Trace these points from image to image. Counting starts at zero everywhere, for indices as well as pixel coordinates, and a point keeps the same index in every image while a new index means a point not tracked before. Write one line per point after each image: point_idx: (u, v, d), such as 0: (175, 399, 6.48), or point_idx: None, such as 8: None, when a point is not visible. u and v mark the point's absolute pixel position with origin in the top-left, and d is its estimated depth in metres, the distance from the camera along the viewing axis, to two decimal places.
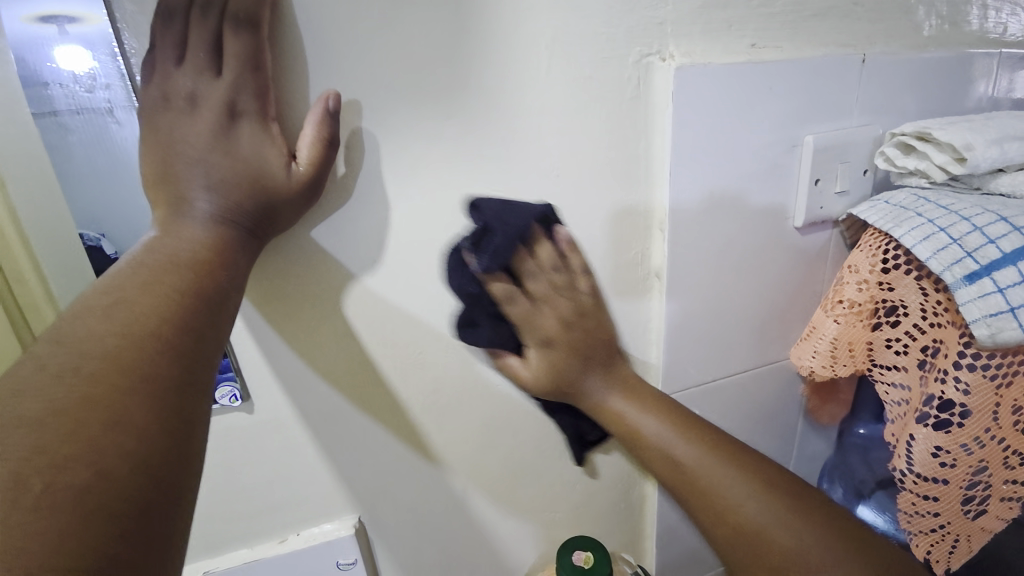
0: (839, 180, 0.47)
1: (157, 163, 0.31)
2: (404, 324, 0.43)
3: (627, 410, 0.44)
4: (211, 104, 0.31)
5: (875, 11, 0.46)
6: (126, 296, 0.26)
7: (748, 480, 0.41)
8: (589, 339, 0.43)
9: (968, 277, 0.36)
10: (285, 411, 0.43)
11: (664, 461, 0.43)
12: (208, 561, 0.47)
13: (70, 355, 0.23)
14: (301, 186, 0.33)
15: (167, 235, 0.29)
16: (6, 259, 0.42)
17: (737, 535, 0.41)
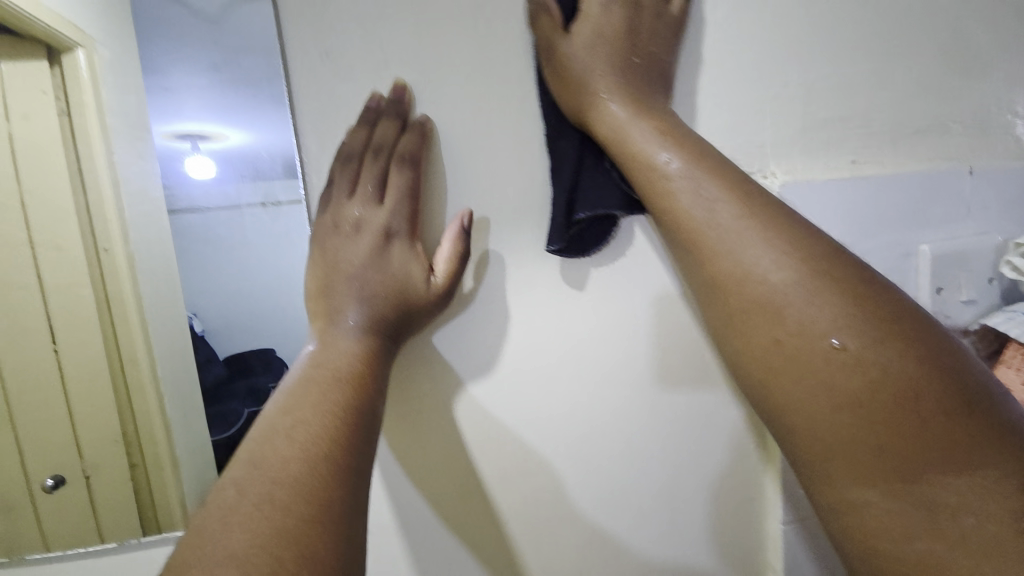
0: (963, 288, 0.45)
1: (320, 279, 0.38)
2: (512, 422, 0.44)
3: (668, 155, 0.35)
4: (371, 229, 0.37)
5: (974, 126, 0.47)
6: (303, 415, 0.30)
7: (815, 259, 0.33)
8: (629, 48, 0.37)
9: None
10: (393, 505, 0.44)
11: (698, 213, 0.35)
12: None
13: (261, 480, 0.27)
14: (438, 297, 0.38)
15: (327, 349, 0.35)
16: (124, 339, 0.48)
17: (735, 317, 0.35)
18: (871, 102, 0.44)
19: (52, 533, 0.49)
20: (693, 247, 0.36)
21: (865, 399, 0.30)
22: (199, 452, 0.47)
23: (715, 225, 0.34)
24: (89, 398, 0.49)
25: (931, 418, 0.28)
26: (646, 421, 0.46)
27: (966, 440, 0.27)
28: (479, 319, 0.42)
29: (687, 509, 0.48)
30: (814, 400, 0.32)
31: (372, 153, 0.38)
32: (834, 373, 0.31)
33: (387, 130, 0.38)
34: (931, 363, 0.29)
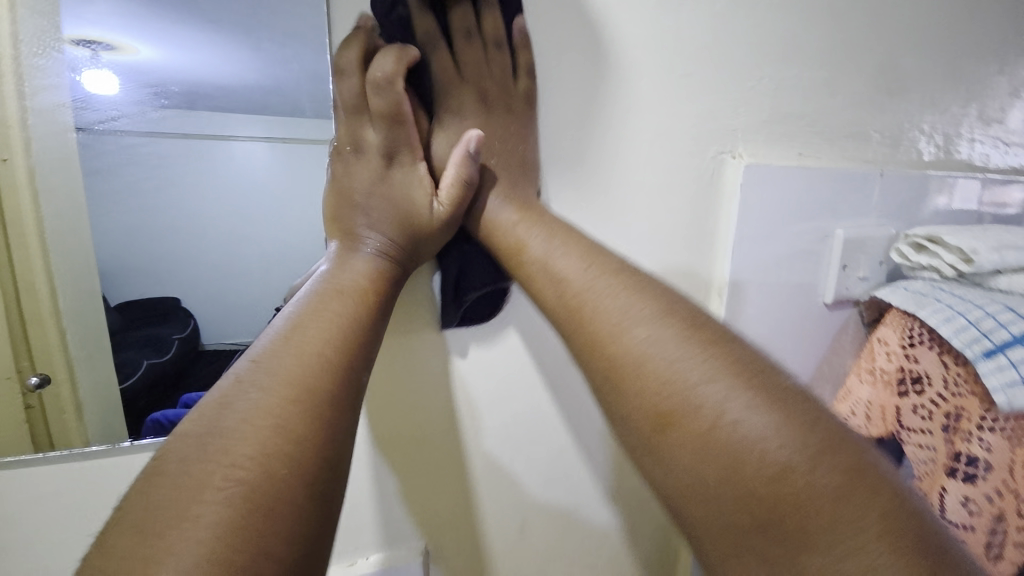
0: (861, 267, 0.57)
1: (333, 205, 0.41)
2: (500, 355, 0.49)
3: (524, 232, 0.40)
4: (374, 151, 0.41)
5: (888, 138, 0.58)
6: (303, 321, 0.32)
7: (653, 313, 0.33)
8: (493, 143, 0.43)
9: (986, 353, 0.42)
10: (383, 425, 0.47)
11: (554, 283, 0.37)
12: None
13: (259, 372, 0.29)
14: (442, 218, 0.41)
15: (342, 265, 0.37)
16: (17, 266, 0.43)
17: (613, 372, 0.32)
18: (819, 105, 0.53)
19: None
20: (559, 322, 0.37)
21: (706, 471, 0.27)
22: (109, 403, 0.44)
23: (575, 294, 0.36)
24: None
25: (790, 467, 0.25)
26: None
27: (815, 492, 0.25)
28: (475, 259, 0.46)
29: None
30: (684, 479, 0.28)
31: (347, 80, 0.39)
32: (683, 441, 0.28)
33: (352, 58, 0.38)
34: (786, 409, 0.27)
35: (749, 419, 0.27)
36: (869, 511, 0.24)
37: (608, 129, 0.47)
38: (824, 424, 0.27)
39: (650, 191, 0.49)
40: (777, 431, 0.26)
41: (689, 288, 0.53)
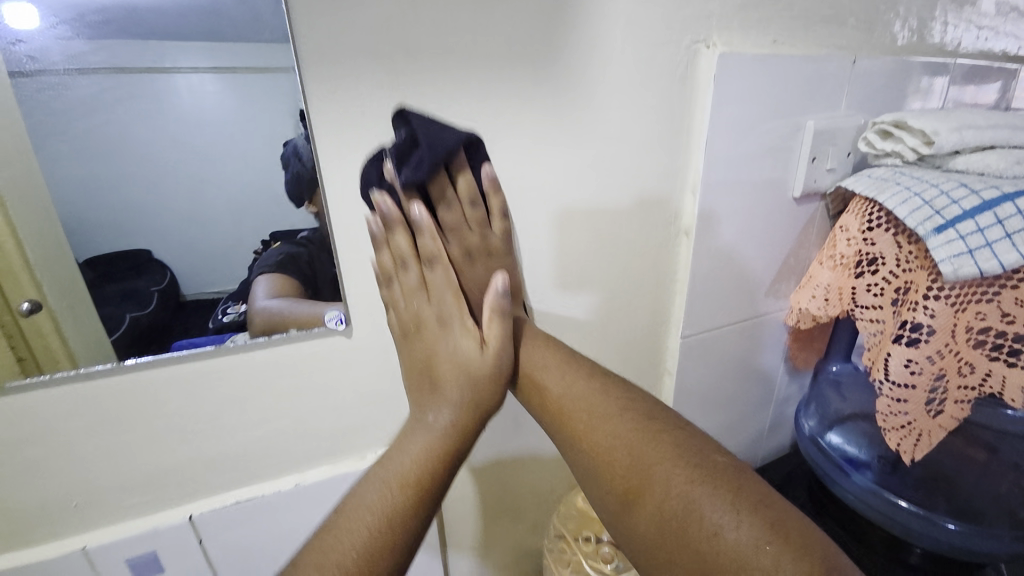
0: (829, 158, 0.58)
1: (409, 364, 0.44)
2: None
3: (525, 352, 0.47)
4: (414, 292, 0.43)
5: (864, 23, 0.56)
6: (388, 476, 0.39)
7: (619, 410, 0.42)
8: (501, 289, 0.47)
9: (936, 229, 0.43)
10: (379, 337, 0.47)
11: (539, 393, 0.46)
12: (317, 470, 0.50)
13: (348, 532, 0.36)
14: (492, 362, 0.43)
15: (422, 423, 0.41)
16: None
17: (592, 458, 0.42)
18: None
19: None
20: (550, 426, 0.46)
21: (664, 537, 0.36)
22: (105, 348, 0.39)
23: (558, 400, 0.45)
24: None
25: (720, 531, 0.34)
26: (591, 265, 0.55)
27: (742, 548, 0.33)
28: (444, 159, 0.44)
29: (618, 337, 0.60)
30: (647, 542, 0.37)
31: (406, 270, 0.42)
32: (647, 512, 0.37)
33: (404, 246, 0.42)
34: (720, 482, 0.36)
35: (690, 495, 0.36)
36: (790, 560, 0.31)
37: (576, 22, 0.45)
38: (747, 491, 0.35)
39: (624, 88, 0.48)
40: (712, 503, 0.35)
41: (665, 190, 0.54)
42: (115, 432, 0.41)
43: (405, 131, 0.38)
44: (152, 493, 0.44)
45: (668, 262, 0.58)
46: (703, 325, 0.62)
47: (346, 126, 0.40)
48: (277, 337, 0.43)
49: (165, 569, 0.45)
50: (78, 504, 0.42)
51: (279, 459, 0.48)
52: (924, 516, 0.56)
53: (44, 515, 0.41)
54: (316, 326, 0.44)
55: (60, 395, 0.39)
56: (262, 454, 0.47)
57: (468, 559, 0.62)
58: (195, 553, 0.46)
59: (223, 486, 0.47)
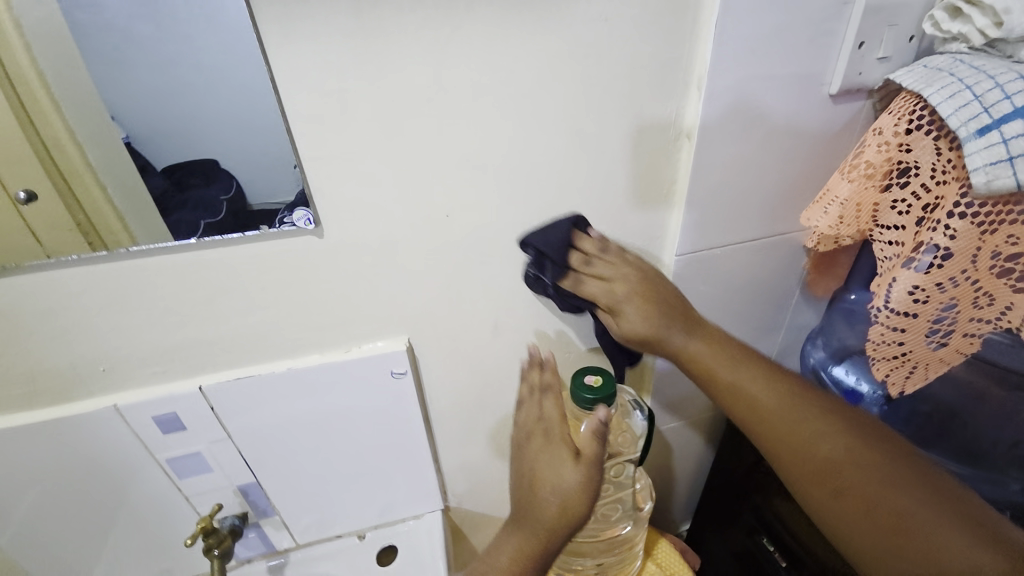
0: (883, 44, 0.48)
1: (519, 479, 0.51)
2: (450, 164, 0.47)
3: (687, 343, 0.52)
4: (530, 405, 0.55)
5: None
6: (513, 545, 0.49)
7: (819, 419, 0.46)
8: (651, 311, 0.51)
9: (980, 131, 0.36)
10: (349, 239, 0.48)
11: (727, 392, 0.50)
12: (308, 357, 0.54)
13: (498, 557, 0.49)
14: (581, 478, 0.48)
15: (530, 509, 0.49)
16: (37, 120, 0.38)
17: (779, 439, 0.47)
18: None
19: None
20: (746, 421, 0.50)
21: (880, 532, 0.41)
22: (155, 229, 0.43)
23: (765, 407, 0.48)
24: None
25: (940, 537, 0.39)
26: (577, 175, 0.51)
27: (941, 541, 0.39)
28: (399, 48, 0.40)
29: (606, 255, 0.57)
30: (850, 530, 0.43)
31: (533, 393, 0.55)
32: (856, 508, 0.43)
33: (535, 375, 0.57)
34: (937, 492, 0.41)
35: (918, 498, 0.41)
36: (980, 546, 0.38)
37: None
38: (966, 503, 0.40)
39: None
40: (937, 510, 0.40)
41: (666, 84, 0.47)
42: (126, 311, 0.47)
43: (535, 250, 0.49)
44: (166, 364, 0.51)
45: (666, 172, 0.53)
46: (704, 243, 0.58)
47: (285, 5, 0.37)
48: (252, 234, 0.45)
49: (187, 428, 0.54)
50: (107, 368, 0.49)
51: (270, 346, 0.53)
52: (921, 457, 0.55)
53: (81, 375, 0.49)
54: (286, 225, 0.46)
55: (73, 274, 0.44)
56: (255, 341, 0.52)
57: (455, 448, 0.69)
58: (209, 416, 0.54)
59: (225, 365, 0.53)
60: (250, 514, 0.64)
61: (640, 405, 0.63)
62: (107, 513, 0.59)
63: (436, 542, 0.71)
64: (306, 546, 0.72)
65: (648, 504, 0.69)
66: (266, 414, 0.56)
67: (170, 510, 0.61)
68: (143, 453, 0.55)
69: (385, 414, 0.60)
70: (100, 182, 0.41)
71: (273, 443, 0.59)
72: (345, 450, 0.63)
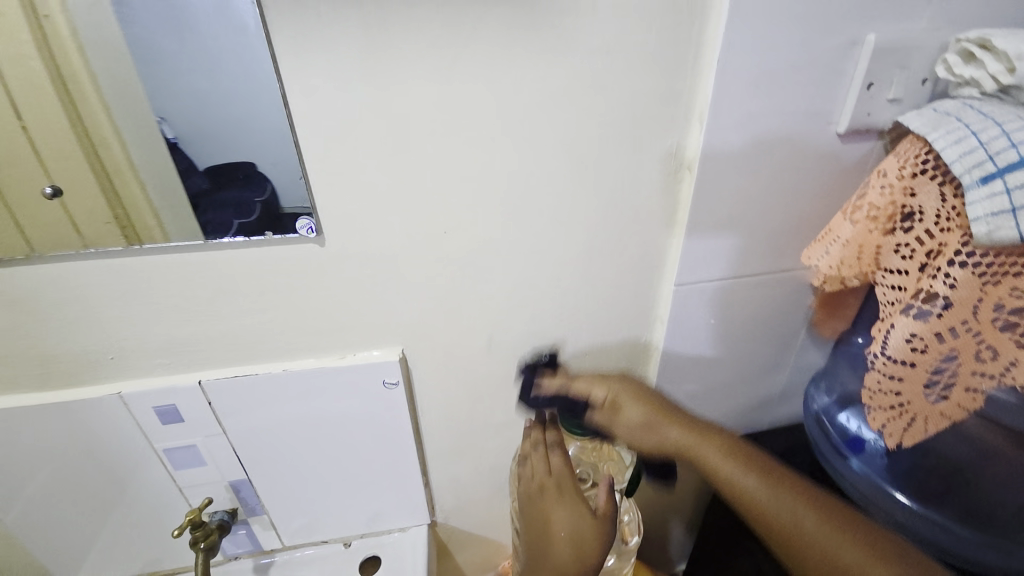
0: (894, 86, 0.47)
1: (530, 524, 0.55)
2: (450, 183, 0.48)
3: (685, 440, 0.52)
4: (541, 462, 0.57)
5: None
6: None
7: (870, 556, 0.42)
8: (649, 407, 0.55)
9: (984, 179, 0.35)
10: (349, 249, 0.49)
11: (739, 498, 0.48)
12: (303, 360, 0.56)
13: None
14: (596, 528, 0.51)
15: (545, 554, 0.52)
16: (88, 122, 0.42)
17: (805, 559, 0.44)
18: None
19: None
20: (780, 546, 0.45)
21: None
22: (187, 224, 0.45)
23: (806, 536, 0.44)
24: (48, 133, 0.42)
25: None
26: (576, 201, 0.51)
27: None
28: (408, 72, 0.42)
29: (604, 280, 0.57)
30: None
31: (542, 457, 0.58)
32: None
33: (544, 463, 0.57)
34: None
35: None
36: None
37: None
38: None
39: None
40: None
41: (668, 116, 0.48)
42: (135, 303, 0.49)
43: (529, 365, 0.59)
44: (169, 357, 0.53)
45: (667, 203, 0.53)
46: (705, 276, 0.57)
47: (301, 26, 0.39)
48: (259, 239, 0.47)
49: (185, 420, 0.56)
50: (116, 357, 0.52)
51: (269, 347, 0.54)
52: (933, 521, 0.51)
53: (90, 362, 0.52)
54: (289, 233, 0.47)
55: (89, 266, 0.46)
56: (255, 341, 0.54)
57: (444, 462, 0.69)
58: (206, 409, 0.56)
59: (226, 362, 0.55)
60: (239, 510, 0.66)
61: None
62: (104, 496, 0.61)
63: (419, 557, 0.71)
64: (292, 548, 0.72)
65: (634, 537, 0.68)
66: (261, 412, 0.58)
67: (164, 500, 0.63)
68: (142, 441, 0.57)
69: (376, 422, 0.61)
70: (140, 174, 0.44)
71: (265, 442, 0.60)
72: (335, 455, 0.63)
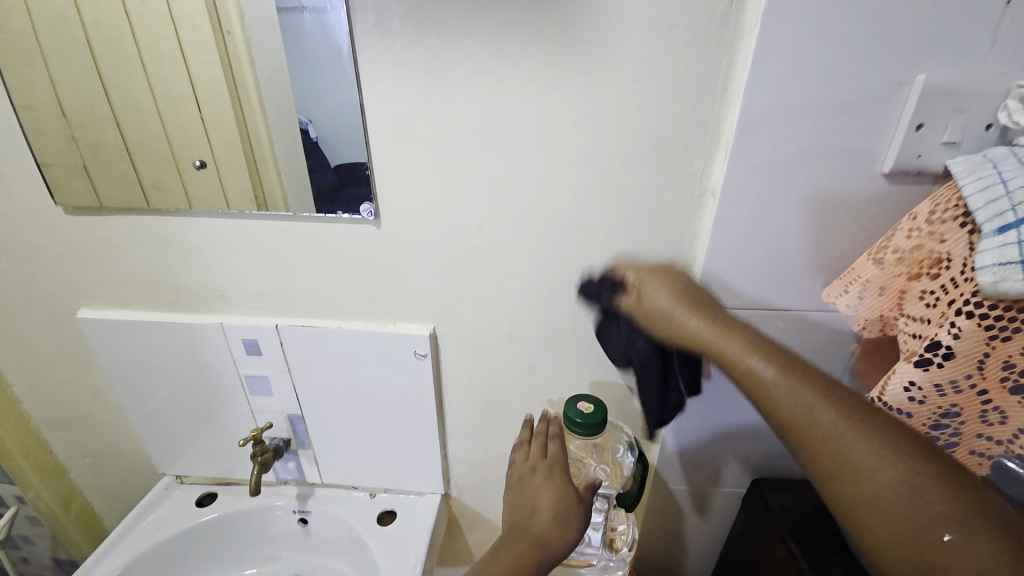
0: (949, 128, 0.45)
1: (514, 499, 0.57)
2: (487, 186, 0.55)
3: (698, 329, 0.46)
4: (533, 450, 0.61)
5: None
6: (507, 550, 0.50)
7: (884, 454, 0.35)
8: (676, 297, 0.49)
9: (1001, 229, 0.34)
10: (398, 233, 0.59)
11: (754, 389, 0.41)
12: (354, 322, 0.67)
13: (491, 557, 0.50)
14: (579, 501, 0.54)
15: (530, 519, 0.53)
16: (253, 122, 0.62)
17: (834, 467, 0.36)
18: None
19: (150, 198, 0.61)
20: (792, 442, 0.39)
21: None
22: (304, 197, 0.58)
23: (824, 430, 0.37)
24: (218, 127, 0.63)
25: None
26: (597, 213, 0.56)
27: None
28: (456, 90, 0.51)
29: None
30: None
31: (533, 446, 0.61)
32: None
33: (534, 446, 0.61)
34: None
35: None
36: None
37: None
38: None
39: (651, 18, 0.46)
40: None
41: (691, 143, 0.51)
42: (236, 255, 0.63)
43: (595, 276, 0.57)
44: (258, 302, 0.67)
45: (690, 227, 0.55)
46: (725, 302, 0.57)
47: (382, 46, 0.49)
48: (331, 216, 0.59)
49: (262, 355, 0.70)
50: (221, 296, 0.67)
51: (330, 306, 0.66)
52: None
53: (203, 297, 0.68)
54: (355, 214, 0.58)
55: (210, 222, 0.62)
56: (321, 300, 0.66)
57: (461, 439, 0.76)
58: (279, 349, 0.69)
59: (298, 314, 0.67)
60: (292, 442, 0.79)
61: (631, 448, 0.68)
62: (198, 407, 0.77)
63: (429, 520, 0.78)
64: (328, 487, 0.84)
65: (625, 547, 0.70)
66: (317, 361, 0.69)
67: (239, 419, 0.78)
68: (230, 367, 0.72)
69: (405, 388, 0.70)
70: (274, 160, 0.60)
71: (317, 387, 0.72)
72: (370, 411, 0.73)
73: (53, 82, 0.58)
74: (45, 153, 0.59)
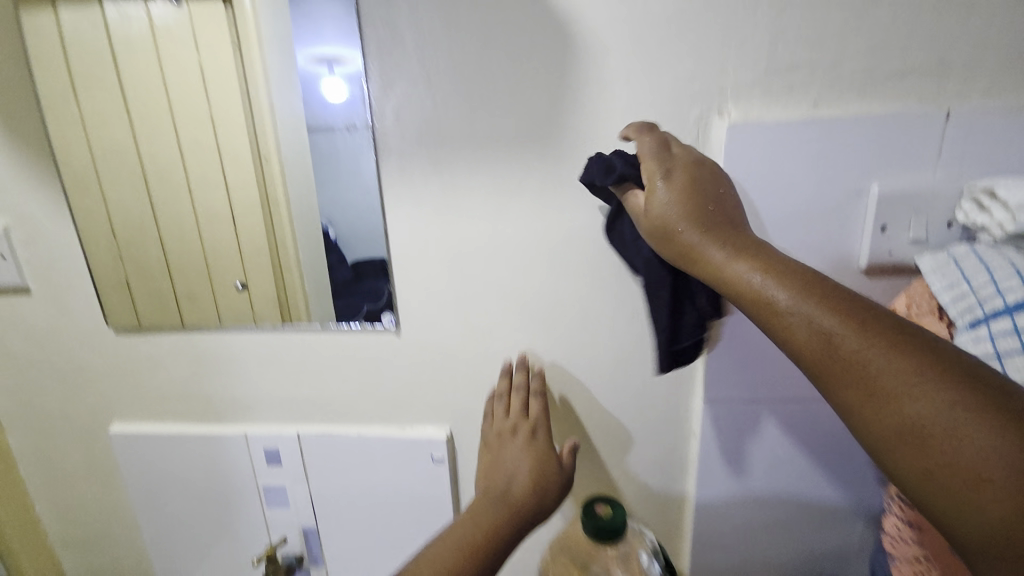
0: (913, 227, 0.50)
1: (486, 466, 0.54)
2: (496, 295, 0.60)
3: (709, 254, 0.40)
4: (514, 412, 0.58)
5: (958, 79, 0.49)
6: (474, 520, 0.48)
7: (919, 379, 0.31)
8: (687, 203, 0.42)
9: (973, 324, 0.38)
10: (417, 340, 0.63)
11: (772, 317, 0.36)
12: (373, 427, 0.68)
13: (459, 525, 0.47)
14: (558, 474, 0.53)
15: (502, 488, 0.50)
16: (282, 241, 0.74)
17: (862, 393, 0.32)
18: (841, 51, 0.50)
19: (185, 316, 0.68)
20: (813, 370, 0.35)
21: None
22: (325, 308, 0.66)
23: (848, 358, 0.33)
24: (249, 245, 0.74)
25: None
26: (599, 314, 0.60)
27: None
28: (468, 215, 0.58)
29: (631, 385, 0.62)
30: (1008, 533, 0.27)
31: (509, 406, 0.59)
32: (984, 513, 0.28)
33: (512, 404, 0.59)
34: None
35: None
36: None
37: (584, 110, 0.54)
38: None
39: (630, 150, 0.54)
40: None
41: None
42: (263, 368, 0.68)
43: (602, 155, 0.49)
44: (282, 411, 0.70)
45: None
46: (735, 395, 0.58)
47: (403, 182, 0.58)
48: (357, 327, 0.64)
49: (283, 465, 0.71)
50: (247, 406, 0.70)
51: (351, 412, 0.68)
52: None
53: (229, 408, 0.71)
54: (379, 324, 0.64)
55: (236, 338, 0.67)
56: (343, 406, 0.68)
57: None
58: (299, 458, 0.70)
59: (320, 421, 0.70)
60: (305, 558, 0.76)
61: (657, 557, 0.63)
62: (213, 523, 0.76)
63: None
64: None
65: None
66: (335, 468, 0.70)
67: (252, 534, 0.76)
68: (249, 478, 0.72)
69: (422, 495, 0.69)
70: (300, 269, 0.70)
71: (334, 496, 0.71)
72: (386, 520, 0.72)
73: (108, 212, 0.67)
74: (94, 277, 0.66)
